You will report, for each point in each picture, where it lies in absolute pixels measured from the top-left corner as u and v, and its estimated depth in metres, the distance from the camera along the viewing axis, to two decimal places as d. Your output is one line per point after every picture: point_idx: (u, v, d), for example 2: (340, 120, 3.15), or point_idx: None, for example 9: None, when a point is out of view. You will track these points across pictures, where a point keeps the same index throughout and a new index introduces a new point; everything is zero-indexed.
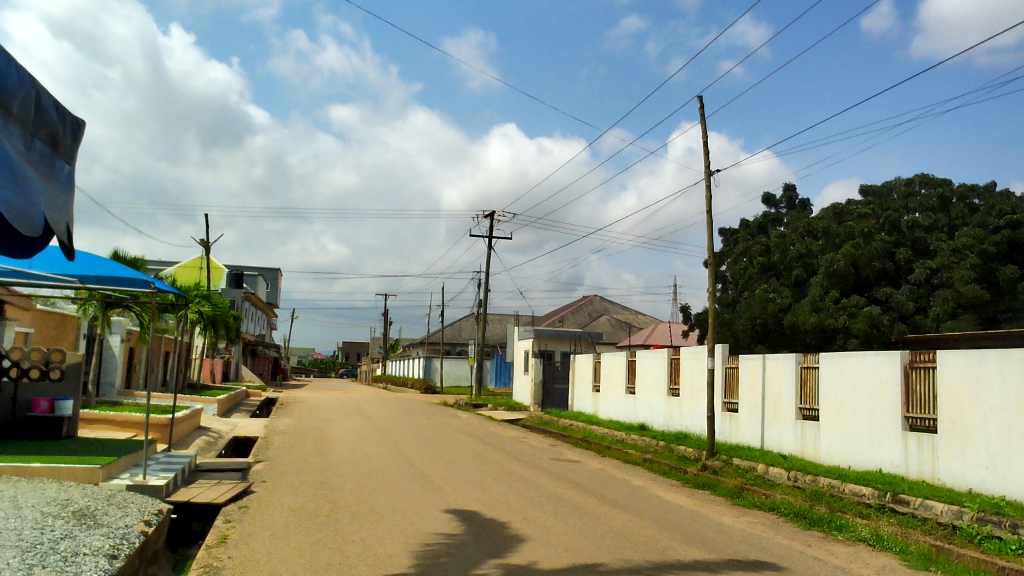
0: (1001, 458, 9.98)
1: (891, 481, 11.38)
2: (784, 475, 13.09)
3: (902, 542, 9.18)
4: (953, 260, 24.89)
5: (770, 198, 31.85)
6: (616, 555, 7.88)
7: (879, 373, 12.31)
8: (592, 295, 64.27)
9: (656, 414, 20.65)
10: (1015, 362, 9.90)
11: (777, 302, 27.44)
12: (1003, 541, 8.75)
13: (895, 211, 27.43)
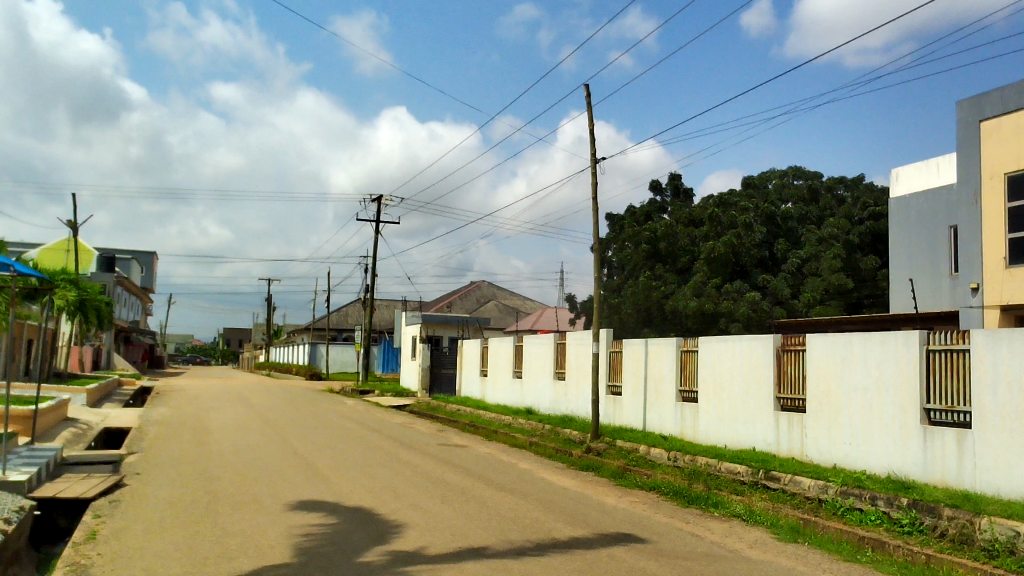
0: (862, 435, 10.60)
1: (763, 458, 11.90)
2: (664, 456, 13.48)
3: (773, 517, 9.65)
4: (820, 249, 26.49)
5: (657, 186, 32.63)
6: (500, 537, 7.97)
7: (754, 356, 12.84)
8: (480, 280, 64.43)
9: (542, 398, 20.94)
10: (876, 346, 10.49)
11: (661, 290, 28.10)
12: (863, 512, 9.31)
13: (768, 202, 28.76)
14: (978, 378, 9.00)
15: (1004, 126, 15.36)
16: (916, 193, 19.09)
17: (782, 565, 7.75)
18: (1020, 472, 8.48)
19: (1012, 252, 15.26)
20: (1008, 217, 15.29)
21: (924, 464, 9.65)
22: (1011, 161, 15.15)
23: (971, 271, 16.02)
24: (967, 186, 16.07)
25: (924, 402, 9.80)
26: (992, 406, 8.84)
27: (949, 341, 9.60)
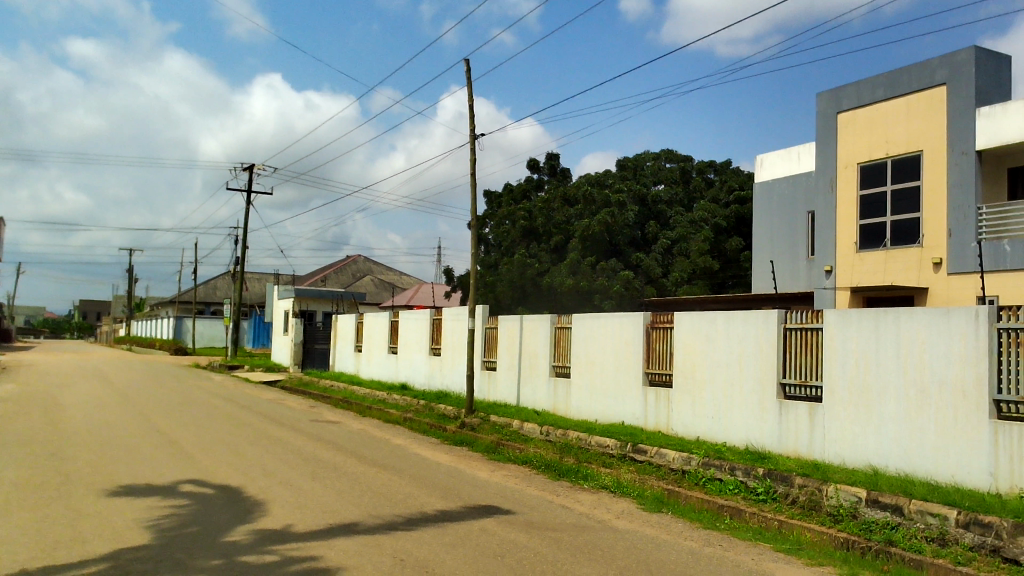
0: (724, 409, 11.08)
1: (631, 432, 12.27)
2: (536, 430, 13.67)
3: (639, 488, 9.98)
4: (689, 230, 27.52)
5: (535, 165, 32.89)
6: (370, 513, 7.90)
7: (624, 333, 13.17)
8: (356, 255, 63.40)
9: (417, 373, 20.87)
10: (739, 324, 10.94)
11: (535, 267, 28.40)
12: (722, 482, 9.74)
13: (641, 184, 29.50)
14: (829, 355, 9.54)
15: (858, 119, 16.29)
16: (780, 179, 19.98)
17: (646, 534, 8.03)
18: (864, 442, 9.08)
19: (863, 238, 16.28)
20: (859, 205, 16.28)
21: (778, 436, 10.20)
22: (865, 152, 16.11)
23: (825, 254, 17.02)
24: (824, 174, 16.98)
25: (780, 377, 10.32)
26: (840, 381, 9.41)
27: (803, 319, 10.10)
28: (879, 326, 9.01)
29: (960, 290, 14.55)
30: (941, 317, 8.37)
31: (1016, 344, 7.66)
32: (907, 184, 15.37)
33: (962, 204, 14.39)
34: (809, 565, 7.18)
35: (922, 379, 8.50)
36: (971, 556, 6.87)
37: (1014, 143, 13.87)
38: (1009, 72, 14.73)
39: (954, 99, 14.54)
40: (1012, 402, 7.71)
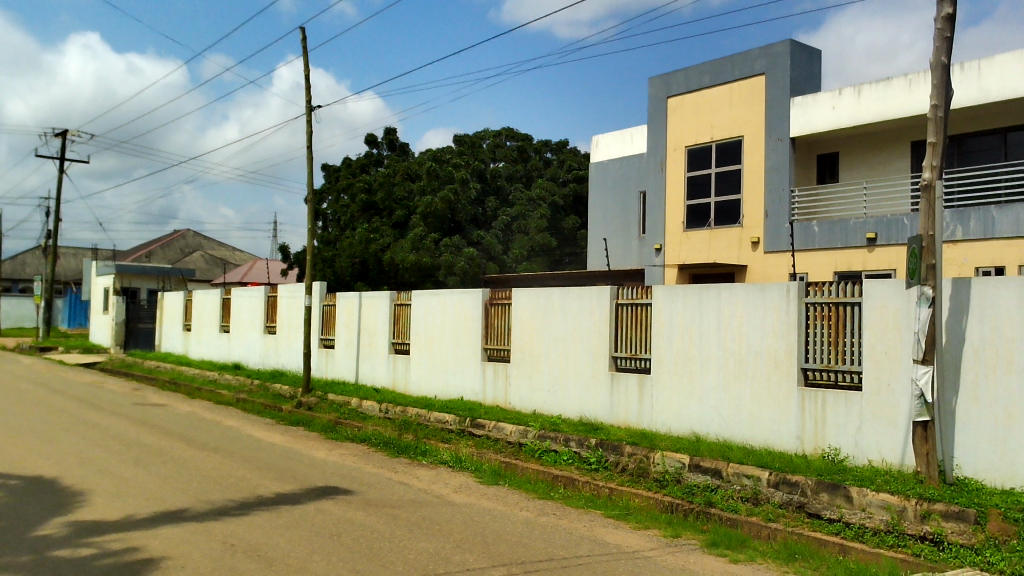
0: (559, 382, 11.41)
1: (470, 407, 12.42)
2: (375, 408, 13.54)
3: (477, 462, 10.14)
4: (528, 208, 28.13)
5: (374, 140, 32.35)
6: (201, 499, 7.58)
7: (463, 310, 13.25)
8: (184, 230, 60.16)
9: (251, 352, 20.16)
10: (573, 300, 11.24)
11: (378, 242, 27.63)
12: (557, 453, 10.02)
13: (481, 161, 29.63)
14: (657, 329, 10.01)
15: (686, 103, 17.07)
16: (613, 159, 20.66)
17: (483, 506, 8.17)
18: (687, 410, 9.63)
19: (689, 218, 17.12)
20: (686, 186, 17.10)
21: (610, 406, 10.63)
22: (691, 136, 16.91)
23: (655, 233, 17.78)
24: (655, 156, 17.71)
25: (612, 351, 10.71)
26: (667, 353, 9.90)
27: (634, 295, 10.51)
28: (702, 301, 9.52)
29: (774, 267, 15.64)
30: (757, 292, 8.93)
31: (820, 318, 8.39)
32: (729, 167, 16.31)
33: (777, 187, 15.44)
34: (637, 528, 7.55)
35: (740, 351, 9.07)
36: (780, 513, 7.43)
37: (823, 132, 15.01)
38: (820, 65, 15.87)
39: (772, 88, 15.51)
40: (817, 370, 8.43)
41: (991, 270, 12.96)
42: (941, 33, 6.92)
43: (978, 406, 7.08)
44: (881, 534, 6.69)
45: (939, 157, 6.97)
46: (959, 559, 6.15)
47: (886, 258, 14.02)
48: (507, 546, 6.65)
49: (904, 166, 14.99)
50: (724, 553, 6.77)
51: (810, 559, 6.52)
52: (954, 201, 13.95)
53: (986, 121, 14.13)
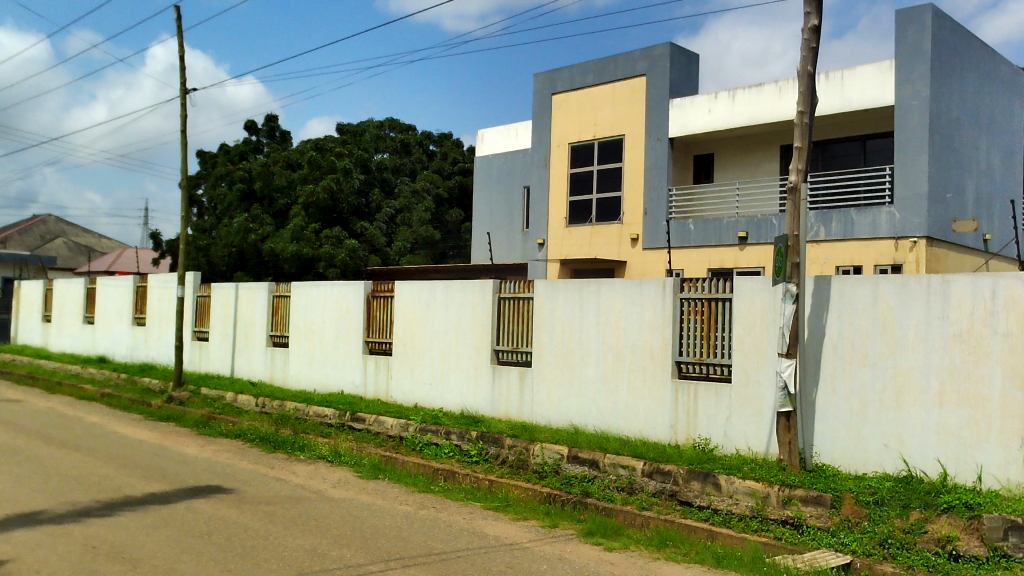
0: (442, 375, 11.40)
1: (350, 400, 12.24)
2: (251, 402, 13.14)
3: (356, 456, 10.02)
4: (412, 201, 28.20)
5: (253, 127, 31.37)
6: (61, 499, 7.17)
7: (345, 302, 13.03)
8: (45, 214, 56.64)
9: (118, 345, 19.20)
10: (456, 293, 11.23)
11: (257, 232, 26.73)
12: (438, 447, 10.01)
13: (364, 151, 29.18)
14: (539, 323, 10.15)
15: (570, 101, 17.35)
16: (498, 154, 20.77)
17: (363, 501, 8.08)
18: (567, 403, 9.80)
19: (572, 213, 17.41)
20: (569, 182, 17.38)
21: (491, 399, 10.70)
22: (575, 133, 17.21)
23: (538, 228, 17.98)
24: (539, 152, 17.92)
25: (494, 344, 10.77)
26: (548, 346, 10.05)
27: (516, 289, 10.59)
28: (582, 295, 9.70)
29: (652, 263, 16.12)
30: (635, 288, 9.18)
31: (694, 313, 8.70)
32: (611, 164, 16.70)
33: (656, 186, 15.90)
34: (516, 520, 7.65)
35: (618, 344, 9.31)
36: (653, 501, 7.68)
37: (700, 133, 15.56)
38: (697, 69, 16.44)
39: (653, 89, 15.96)
40: (689, 362, 8.74)
41: (849, 269, 13.77)
42: (807, 43, 7.29)
43: (836, 397, 7.52)
44: (746, 520, 7.02)
45: (804, 161, 7.35)
46: (816, 541, 6.53)
47: (755, 256, 14.68)
48: (385, 541, 6.61)
49: (773, 169, 15.71)
50: (599, 541, 6.95)
51: (680, 545, 6.77)
52: (818, 203, 14.73)
53: (848, 129, 14.99)
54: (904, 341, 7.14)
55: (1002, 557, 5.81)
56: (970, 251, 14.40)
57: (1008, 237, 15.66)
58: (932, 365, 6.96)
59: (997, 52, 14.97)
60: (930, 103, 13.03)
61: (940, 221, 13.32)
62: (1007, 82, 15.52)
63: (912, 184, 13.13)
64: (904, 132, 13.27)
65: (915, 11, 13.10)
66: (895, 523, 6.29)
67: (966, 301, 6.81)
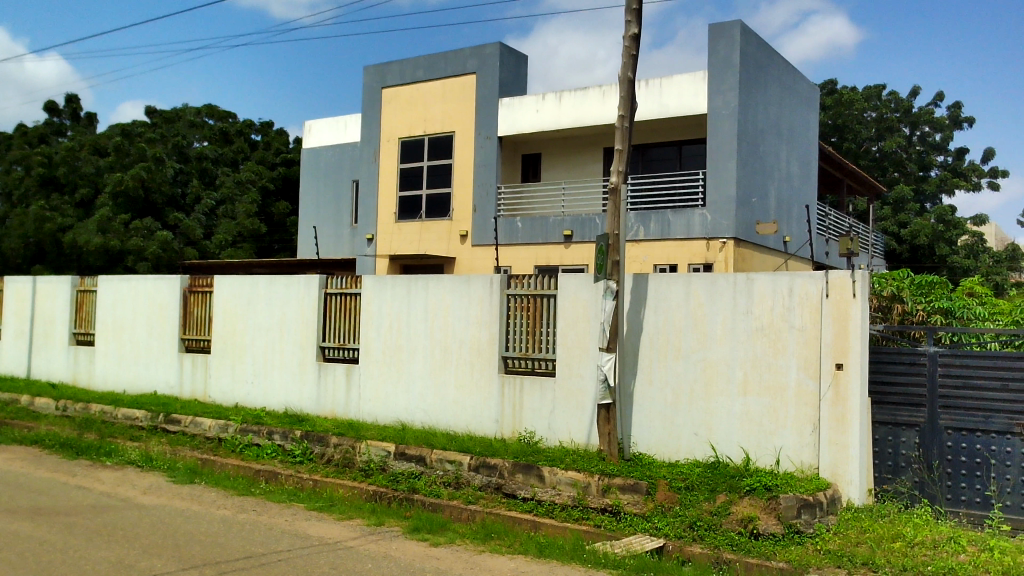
0: (264, 372, 11.00)
1: (164, 401, 11.57)
2: (50, 406, 12.13)
3: (170, 460, 9.49)
4: (235, 192, 27.40)
5: (53, 107, 28.93)
6: None
7: (159, 297, 12.29)
8: None
9: None
10: (280, 288, 10.85)
11: (56, 222, 24.62)
12: (259, 447, 9.65)
13: (181, 138, 27.64)
14: (366, 319, 10.00)
15: (399, 95, 17.21)
16: (325, 146, 20.29)
17: (175, 507, 7.66)
18: (394, 399, 9.73)
19: (401, 209, 17.29)
20: (398, 177, 17.24)
21: (316, 397, 10.44)
22: (405, 128, 17.10)
23: (367, 223, 17.72)
24: (368, 146, 17.66)
25: (320, 341, 10.49)
26: (375, 343, 9.92)
27: (343, 285, 10.36)
28: (411, 292, 9.65)
29: (480, 260, 16.28)
30: (462, 284, 9.23)
31: (520, 309, 8.87)
32: (440, 161, 16.74)
33: (485, 183, 16.09)
34: (340, 519, 7.51)
35: (445, 340, 9.33)
36: (479, 495, 7.78)
37: (528, 133, 15.88)
38: (526, 70, 16.77)
39: (482, 87, 16.13)
40: (515, 358, 8.90)
41: (666, 267, 14.50)
42: (628, 51, 7.59)
43: (652, 388, 7.90)
44: (568, 509, 7.25)
45: (624, 163, 7.65)
46: (633, 527, 6.84)
47: (579, 254, 15.16)
48: (198, 548, 6.29)
49: (597, 169, 16.31)
50: (425, 537, 6.95)
51: (505, 537, 6.89)
52: (638, 204, 15.42)
53: (665, 134, 15.79)
54: (713, 335, 7.60)
55: (795, 533, 6.35)
56: (772, 251, 15.55)
57: (803, 239, 17.05)
58: (737, 357, 7.46)
59: (796, 68, 16.24)
60: (738, 113, 13.94)
61: (746, 223, 14.30)
62: (804, 96, 16.87)
63: (722, 188, 14.00)
64: (715, 139, 14.12)
65: (726, 25, 13.96)
66: (704, 506, 6.69)
67: (766, 298, 7.35)
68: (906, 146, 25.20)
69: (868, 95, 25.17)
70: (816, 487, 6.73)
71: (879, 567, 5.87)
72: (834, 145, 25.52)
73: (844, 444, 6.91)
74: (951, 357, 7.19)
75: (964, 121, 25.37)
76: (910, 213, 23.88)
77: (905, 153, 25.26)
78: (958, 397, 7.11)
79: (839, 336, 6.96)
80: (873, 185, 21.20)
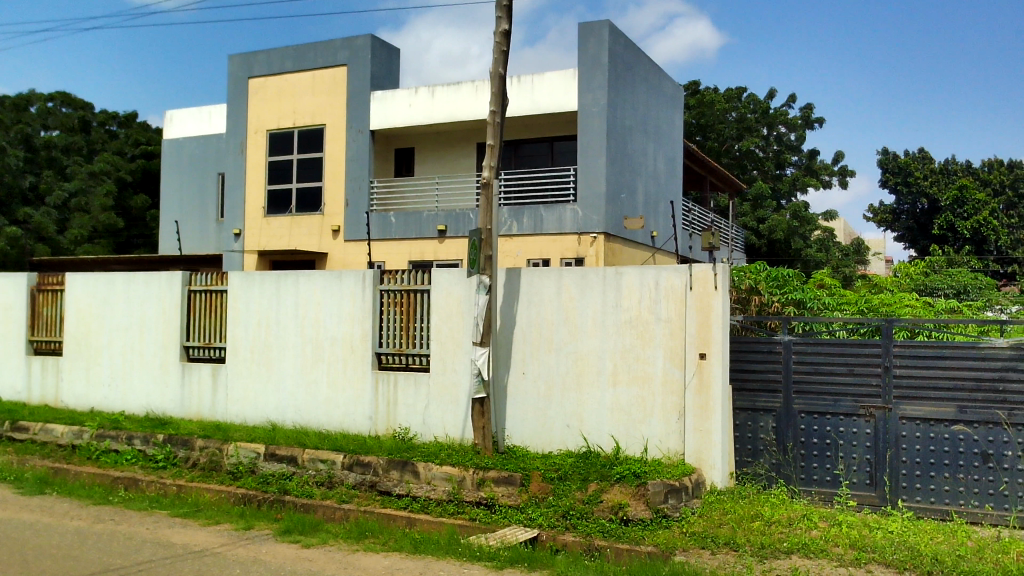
0: (122, 374, 10.45)
1: (10, 408, 10.81)
2: None
3: (17, 470, 8.88)
4: (89, 183, 25.65)
5: None
6: None
7: (4, 297, 11.47)
8: None
9: None
10: (139, 286, 10.33)
11: None
12: (118, 453, 9.17)
13: (27, 125, 25.85)
14: (233, 317, 9.66)
15: (267, 86, 16.70)
16: (188, 137, 19.45)
17: (25, 520, 7.18)
18: (263, 399, 9.45)
19: (270, 203, 16.78)
20: (267, 171, 16.74)
21: (180, 399, 10.01)
22: (273, 120, 16.61)
23: (234, 217, 17.11)
24: (234, 138, 17.05)
25: (184, 340, 10.06)
26: (243, 341, 9.60)
27: (208, 282, 9.97)
28: (280, 288, 9.38)
29: (353, 255, 16.01)
30: (334, 280, 9.05)
31: (394, 304, 8.79)
32: (311, 154, 16.36)
33: (357, 177, 15.84)
34: (207, 525, 7.24)
35: (317, 337, 9.13)
36: (353, 494, 7.67)
37: (400, 127, 15.74)
38: (398, 63, 16.60)
39: (354, 80, 15.86)
40: (389, 354, 8.81)
41: (539, 262, 14.71)
42: (498, 46, 7.64)
43: (525, 381, 7.99)
44: (443, 504, 7.25)
45: (496, 158, 7.69)
46: (507, 518, 6.92)
47: (453, 249, 15.15)
48: (52, 562, 5.93)
49: (470, 165, 16.35)
50: (297, 539, 6.78)
51: (380, 535, 6.81)
52: (511, 200, 15.55)
53: (537, 130, 15.99)
54: (584, 328, 7.76)
55: (663, 518, 6.58)
56: (640, 245, 16.03)
57: (669, 234, 17.66)
58: (607, 349, 7.66)
59: (662, 69, 16.78)
60: (607, 111, 14.27)
61: (615, 219, 14.68)
62: (670, 96, 17.46)
63: (592, 184, 14.32)
64: (585, 136, 14.41)
65: (595, 25, 14.25)
66: (576, 496, 6.82)
67: (634, 291, 7.57)
68: (763, 145, 26.51)
69: (728, 97, 26.30)
70: (681, 472, 6.99)
71: (740, 546, 6.17)
72: (698, 143, 26.51)
73: (707, 430, 7.21)
74: (803, 345, 7.61)
75: (815, 122, 26.91)
76: (767, 209, 25.14)
77: (763, 151, 26.57)
78: (810, 382, 7.55)
79: (702, 327, 7.26)
80: (733, 182, 22.22)
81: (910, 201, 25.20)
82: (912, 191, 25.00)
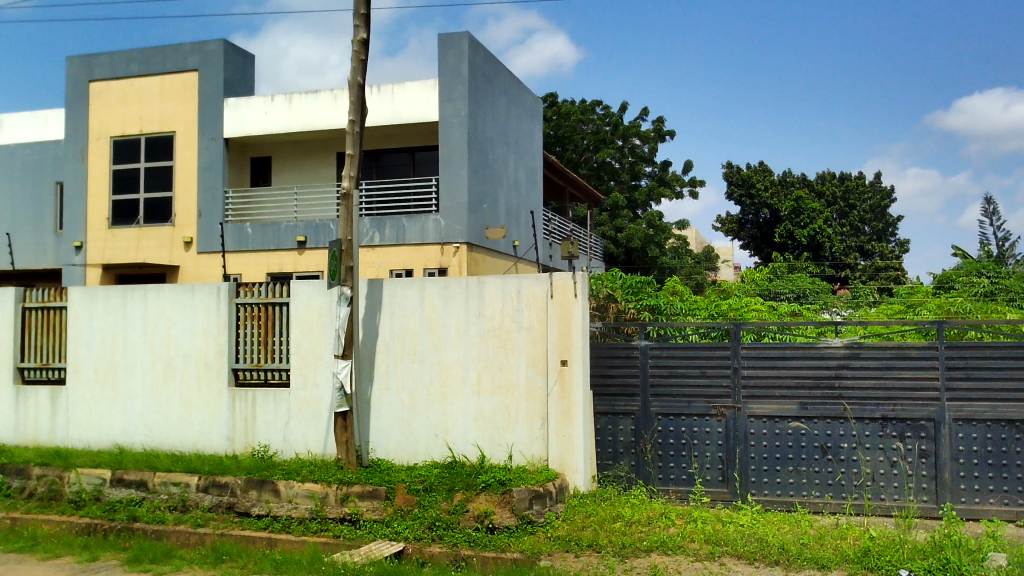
0: None
1: None
2: None
3: None
4: None
5: None
6: None
7: None
8: None
9: None
10: None
11: None
12: None
13: None
14: (74, 335, 9.07)
15: (109, 90, 15.81)
16: (21, 143, 18.16)
17: None
18: (109, 422, 8.91)
19: (114, 214, 15.88)
20: (111, 179, 15.83)
21: (14, 426, 9.30)
22: (117, 126, 15.73)
23: (75, 229, 16.09)
24: (74, 144, 16.03)
25: (18, 361, 9.35)
26: (86, 360, 9.03)
27: (44, 298, 9.30)
28: (126, 303, 8.89)
29: (207, 268, 15.38)
30: (186, 294, 8.66)
31: (251, 318, 8.48)
32: (159, 162, 15.62)
33: (211, 187, 15.28)
34: (45, 559, 6.74)
35: (167, 353, 8.70)
36: (209, 517, 7.35)
37: (256, 135, 15.27)
38: (252, 69, 16.11)
39: (205, 85, 15.27)
40: (246, 369, 8.50)
41: (402, 273, 14.60)
42: (356, 54, 7.54)
43: (388, 393, 7.90)
44: (306, 522, 7.08)
45: (355, 168, 7.56)
46: (372, 533, 6.82)
47: (314, 261, 14.80)
48: None
49: (329, 175, 16.05)
50: (147, 568, 6.44)
51: (238, 558, 6.56)
52: (372, 210, 15.37)
53: (397, 140, 15.90)
54: (447, 338, 7.76)
55: (528, 524, 6.65)
56: (501, 255, 16.19)
57: (530, 243, 17.93)
58: (470, 359, 7.68)
59: (521, 82, 17.04)
60: (468, 122, 14.36)
61: (477, 228, 14.77)
62: (529, 108, 17.75)
63: (454, 194, 14.34)
64: (446, 146, 14.42)
65: (454, 36, 14.31)
66: (442, 506, 6.78)
67: (496, 300, 7.64)
68: (619, 157, 27.37)
69: (584, 109, 27.03)
70: (545, 478, 7.09)
71: (602, 548, 6.33)
72: (557, 155, 27.12)
73: (569, 435, 7.36)
74: (659, 349, 7.90)
75: (666, 135, 28.04)
76: (624, 219, 25.94)
77: (618, 163, 27.41)
78: (666, 385, 7.84)
79: (563, 334, 7.41)
80: (591, 191, 22.86)
81: (753, 212, 26.63)
82: (755, 202, 26.42)
